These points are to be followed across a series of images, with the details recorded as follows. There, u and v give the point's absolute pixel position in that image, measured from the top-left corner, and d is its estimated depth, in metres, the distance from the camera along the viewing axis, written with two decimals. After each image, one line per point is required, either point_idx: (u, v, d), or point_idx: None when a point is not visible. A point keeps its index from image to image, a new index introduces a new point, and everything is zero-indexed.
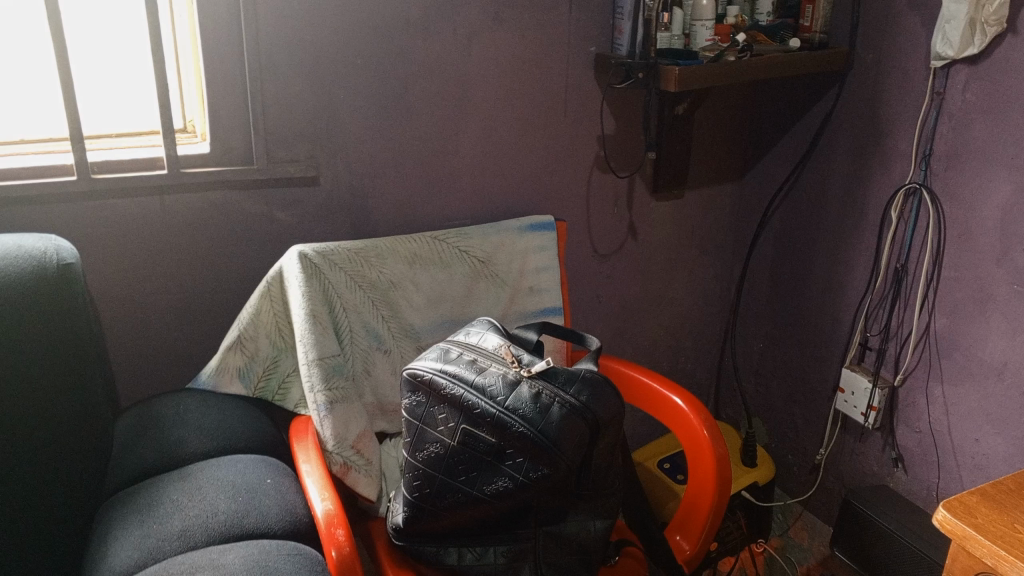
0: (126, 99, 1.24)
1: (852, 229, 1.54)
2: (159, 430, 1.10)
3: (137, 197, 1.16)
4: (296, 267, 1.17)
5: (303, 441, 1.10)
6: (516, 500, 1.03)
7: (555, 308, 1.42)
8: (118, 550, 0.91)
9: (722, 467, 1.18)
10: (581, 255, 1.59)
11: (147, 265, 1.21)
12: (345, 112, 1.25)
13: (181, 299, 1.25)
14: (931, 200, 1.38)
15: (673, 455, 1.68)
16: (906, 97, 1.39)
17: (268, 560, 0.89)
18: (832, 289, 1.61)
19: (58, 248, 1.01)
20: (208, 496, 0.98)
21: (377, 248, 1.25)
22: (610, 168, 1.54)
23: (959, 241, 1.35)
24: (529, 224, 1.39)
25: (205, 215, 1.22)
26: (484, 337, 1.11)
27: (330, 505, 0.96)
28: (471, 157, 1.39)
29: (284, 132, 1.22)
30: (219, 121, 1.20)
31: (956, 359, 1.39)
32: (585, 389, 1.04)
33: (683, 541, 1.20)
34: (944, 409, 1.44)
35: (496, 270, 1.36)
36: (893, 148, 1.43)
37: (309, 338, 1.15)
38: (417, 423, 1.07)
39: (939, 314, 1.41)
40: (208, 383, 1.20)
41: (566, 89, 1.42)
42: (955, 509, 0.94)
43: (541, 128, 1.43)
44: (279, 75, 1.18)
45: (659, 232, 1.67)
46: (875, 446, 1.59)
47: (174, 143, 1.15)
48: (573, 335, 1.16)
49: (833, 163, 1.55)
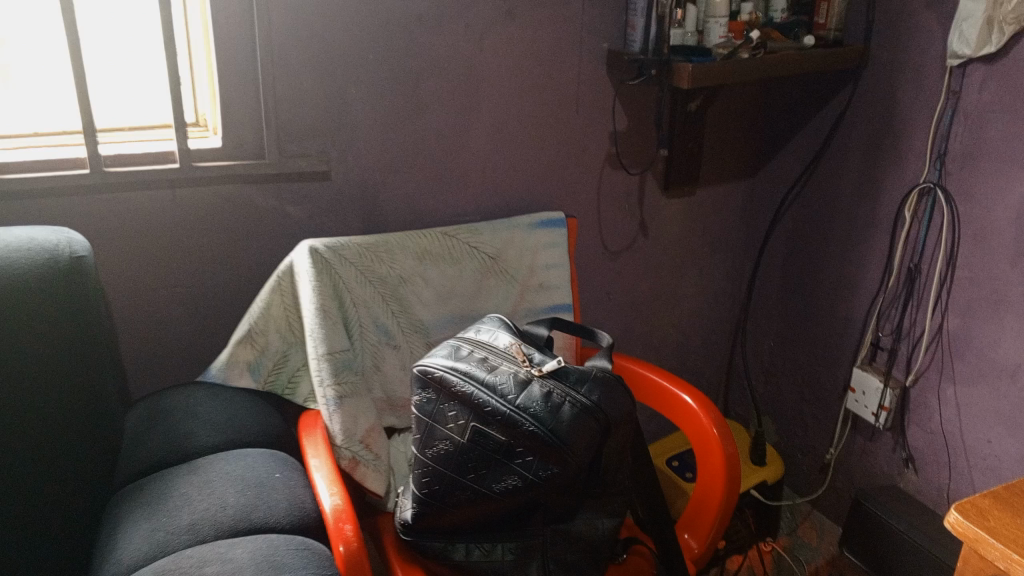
0: (139, 94, 1.24)
1: (865, 229, 1.53)
2: (167, 422, 1.10)
3: (148, 190, 1.16)
4: (306, 262, 1.17)
5: (313, 435, 1.11)
6: (525, 498, 1.03)
7: (565, 305, 1.42)
8: (126, 544, 0.92)
9: (732, 466, 1.18)
10: (591, 250, 1.58)
11: (159, 259, 1.21)
12: (357, 107, 1.25)
13: (192, 292, 1.26)
14: (946, 199, 1.36)
15: (683, 453, 1.69)
16: (921, 95, 1.37)
17: (276, 555, 0.89)
18: (844, 288, 1.60)
19: (70, 241, 1.03)
20: (217, 490, 0.98)
21: (386, 244, 1.25)
22: (620, 164, 1.53)
23: (973, 241, 1.33)
24: (539, 220, 1.39)
25: (215, 209, 1.22)
26: (495, 335, 1.11)
27: (338, 501, 0.97)
28: (482, 152, 1.39)
29: (296, 126, 1.22)
30: (231, 115, 1.20)
31: (969, 360, 1.38)
32: (595, 389, 1.04)
33: (691, 540, 1.21)
34: (956, 410, 1.42)
35: (506, 266, 1.36)
36: (908, 147, 1.41)
37: (319, 333, 1.16)
38: (425, 420, 1.06)
39: (953, 315, 1.39)
40: (217, 376, 1.20)
41: (578, 84, 1.42)
42: (968, 512, 0.93)
43: (552, 125, 1.43)
44: (290, 70, 1.18)
45: (670, 231, 1.66)
46: (885, 446, 1.57)
47: (185, 135, 1.15)
48: (583, 331, 1.16)
49: (847, 162, 1.54)
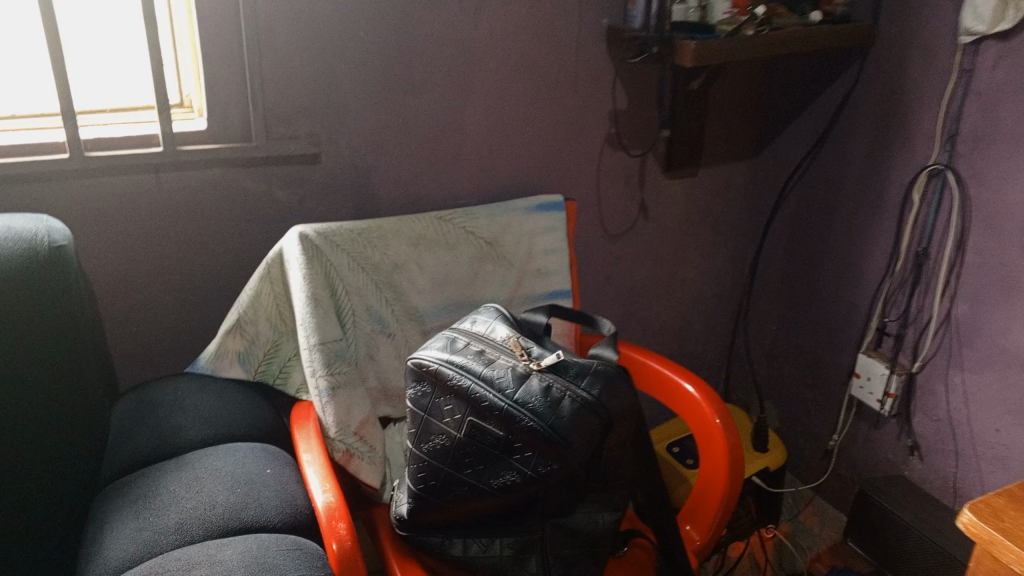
0: (121, 74, 1.19)
1: (872, 212, 1.49)
2: (155, 416, 1.07)
3: (132, 175, 1.12)
4: (296, 249, 1.13)
5: (304, 429, 1.08)
6: (524, 494, 1.00)
7: (563, 291, 1.39)
8: (113, 544, 0.89)
9: (735, 456, 1.15)
10: (590, 234, 1.54)
11: (144, 247, 1.17)
12: (347, 88, 1.20)
13: (180, 280, 1.22)
14: (956, 181, 1.32)
15: (683, 439, 1.66)
16: (932, 74, 1.33)
17: (267, 556, 0.86)
18: (849, 271, 1.56)
19: (49, 229, 0.98)
20: (205, 487, 0.95)
21: (379, 230, 1.21)
22: (621, 145, 1.49)
23: (984, 226, 1.29)
24: (537, 204, 1.35)
25: (202, 195, 1.18)
26: (492, 327, 1.08)
27: (331, 497, 0.94)
28: (478, 134, 1.34)
29: (284, 108, 1.17)
30: (217, 97, 1.15)
31: (977, 347, 1.34)
32: (597, 383, 1.00)
33: (693, 532, 1.19)
34: (963, 397, 1.39)
35: (503, 252, 1.32)
36: (917, 127, 1.37)
37: (310, 323, 1.12)
38: (421, 414, 1.03)
39: (961, 300, 1.35)
40: (205, 368, 1.16)
41: (577, 63, 1.37)
42: (981, 512, 0.90)
43: (550, 105, 1.38)
44: (277, 50, 1.13)
45: (671, 213, 1.62)
46: (890, 433, 1.55)
47: (169, 118, 1.10)
48: (584, 318, 1.13)
49: (853, 143, 1.50)
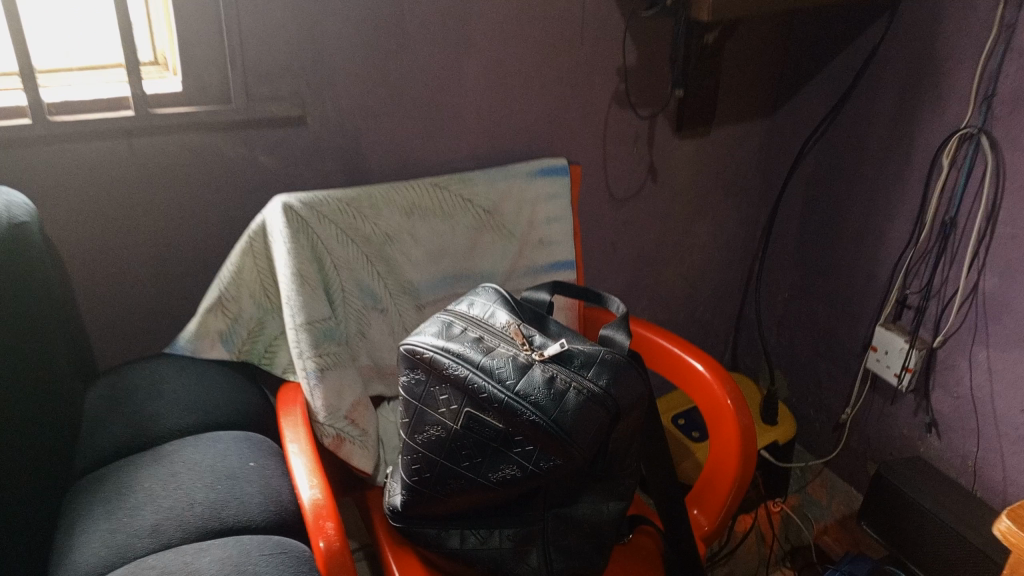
0: (87, 29, 1.09)
1: (896, 177, 1.40)
2: (131, 402, 1.00)
3: (100, 141, 1.03)
4: (279, 221, 1.04)
5: (291, 415, 1.01)
6: (524, 488, 0.94)
7: (567, 262, 1.32)
8: (83, 547, 0.82)
9: (748, 438, 1.09)
10: (594, 199, 1.46)
11: (117, 218, 1.08)
12: (334, 45, 1.11)
13: (158, 253, 1.14)
14: (990, 146, 1.23)
15: (690, 412, 1.61)
16: (968, 29, 1.22)
17: (248, 563, 0.80)
18: (869, 239, 1.48)
19: (8, 204, 0.91)
20: (183, 484, 0.89)
21: (370, 198, 1.12)
22: (629, 103, 1.39)
23: (1018, 195, 1.21)
24: (540, 168, 1.26)
25: (179, 162, 1.09)
26: (491, 312, 1.01)
27: (318, 494, 0.87)
28: (477, 93, 1.25)
29: (266, 67, 1.08)
30: (193, 55, 1.06)
31: (1005, 323, 1.27)
32: (603, 372, 0.93)
33: (700, 517, 1.12)
34: (987, 375, 1.32)
35: (502, 222, 1.24)
36: (949, 87, 1.28)
37: (297, 301, 1.04)
38: (415, 403, 0.96)
39: (989, 274, 1.27)
40: (185, 349, 1.09)
41: (584, 15, 1.27)
42: (1020, 519, 0.83)
43: (555, 61, 1.28)
44: (257, 3, 1.03)
45: (681, 175, 1.53)
46: (906, 408, 1.49)
47: (140, 80, 1.01)
48: (589, 295, 1.05)
49: (878, 102, 1.40)
